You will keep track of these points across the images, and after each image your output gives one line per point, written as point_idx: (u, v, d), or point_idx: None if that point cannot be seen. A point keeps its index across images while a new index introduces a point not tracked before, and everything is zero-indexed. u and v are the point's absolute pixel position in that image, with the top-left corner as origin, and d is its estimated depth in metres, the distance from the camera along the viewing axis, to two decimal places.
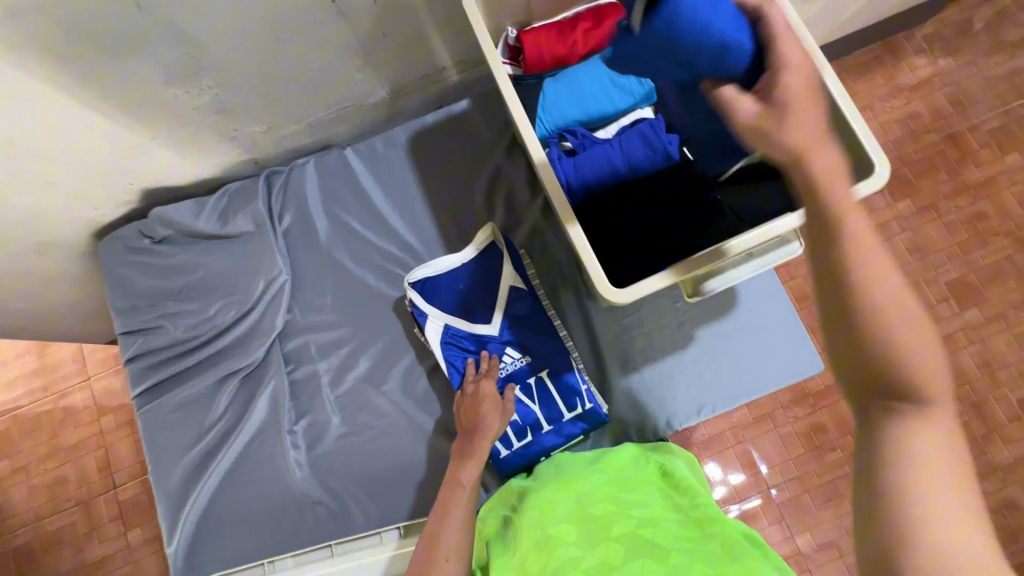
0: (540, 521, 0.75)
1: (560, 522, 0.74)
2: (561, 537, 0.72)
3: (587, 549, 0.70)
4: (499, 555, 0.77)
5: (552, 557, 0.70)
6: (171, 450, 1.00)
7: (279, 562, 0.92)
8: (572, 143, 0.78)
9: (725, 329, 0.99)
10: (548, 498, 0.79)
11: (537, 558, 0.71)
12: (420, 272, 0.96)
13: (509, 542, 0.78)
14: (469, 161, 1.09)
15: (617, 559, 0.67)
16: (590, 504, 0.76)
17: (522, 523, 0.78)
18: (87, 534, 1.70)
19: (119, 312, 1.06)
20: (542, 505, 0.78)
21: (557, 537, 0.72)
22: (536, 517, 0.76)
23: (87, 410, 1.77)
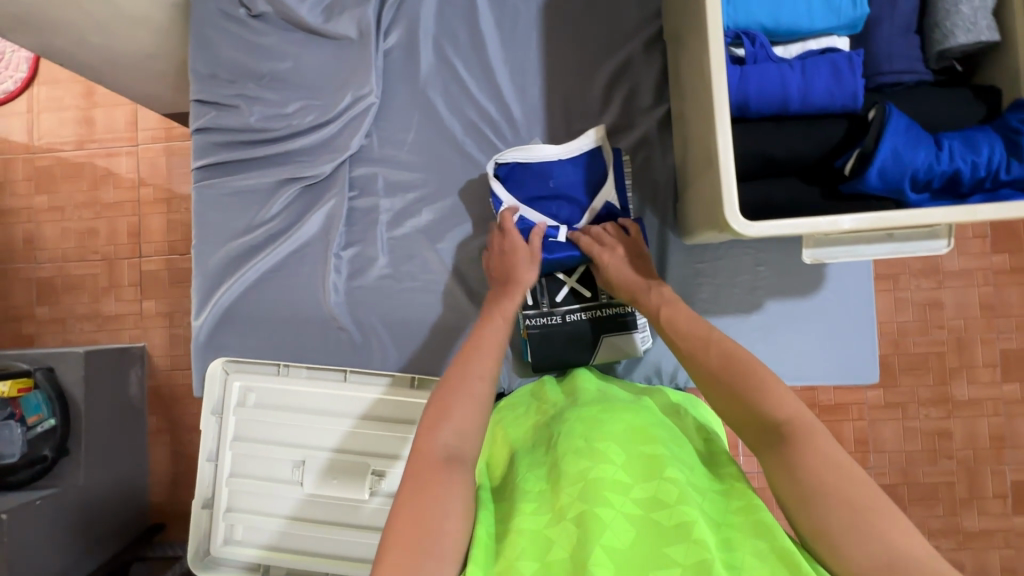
0: (582, 431, 0.73)
1: (605, 437, 0.70)
2: (606, 453, 0.68)
3: (635, 480, 0.65)
4: (529, 458, 0.75)
5: (592, 467, 0.66)
6: (218, 232, 0.99)
7: (294, 369, 0.95)
8: (745, 50, 0.67)
9: (795, 309, 0.94)
10: (591, 414, 0.76)
11: (574, 461, 0.68)
12: (510, 156, 0.91)
13: (541, 447, 0.76)
14: (601, 43, 0.98)
15: (671, 498, 0.62)
16: (640, 431, 0.71)
17: (560, 428, 0.76)
18: (106, 290, 1.77)
19: (197, 76, 1.00)
20: (586, 418, 0.75)
21: (601, 452, 0.68)
22: (577, 427, 0.74)
23: (129, 176, 1.77)
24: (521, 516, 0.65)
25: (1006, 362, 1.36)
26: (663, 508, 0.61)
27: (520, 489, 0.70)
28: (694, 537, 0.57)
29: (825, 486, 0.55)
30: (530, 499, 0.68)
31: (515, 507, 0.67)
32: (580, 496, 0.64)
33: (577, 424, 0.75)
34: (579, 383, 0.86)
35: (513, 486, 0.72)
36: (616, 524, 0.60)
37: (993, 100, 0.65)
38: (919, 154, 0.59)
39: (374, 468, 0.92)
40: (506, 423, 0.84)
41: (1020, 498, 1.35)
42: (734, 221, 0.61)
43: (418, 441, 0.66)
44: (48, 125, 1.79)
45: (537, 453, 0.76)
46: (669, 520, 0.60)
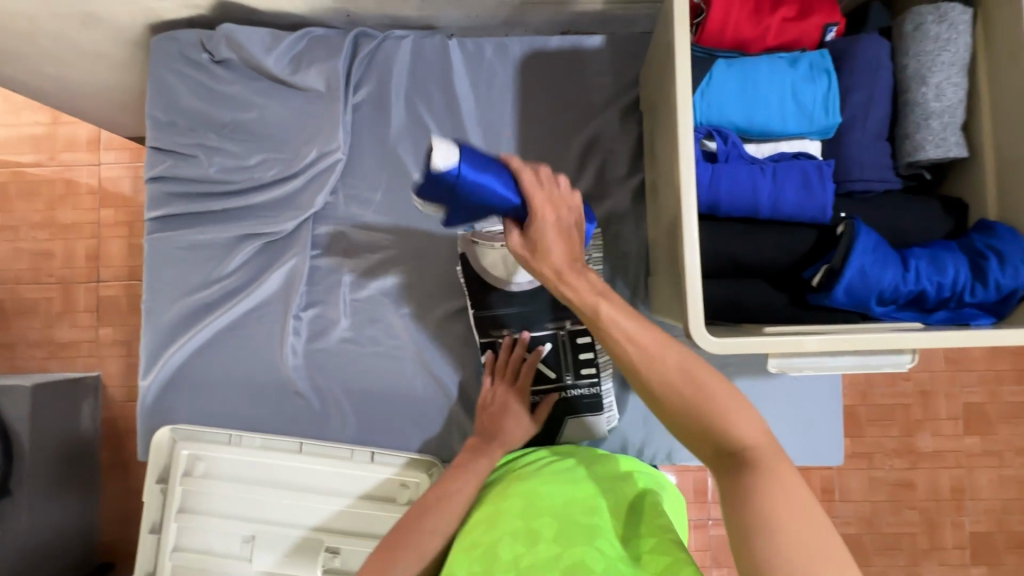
0: (522, 509, 0.67)
1: (542, 513, 0.65)
2: (539, 530, 0.62)
3: (562, 549, 0.59)
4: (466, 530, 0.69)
5: (525, 551, 0.60)
6: (171, 287, 0.95)
7: (246, 438, 0.91)
8: (716, 146, 0.66)
9: (765, 388, 0.92)
10: (535, 488, 0.71)
11: (508, 544, 0.62)
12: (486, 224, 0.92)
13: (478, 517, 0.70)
14: (578, 108, 0.96)
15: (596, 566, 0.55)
16: (578, 505, 0.66)
17: (502, 505, 0.70)
18: (60, 315, 1.69)
19: (155, 123, 0.95)
20: (528, 492, 0.70)
21: (534, 529, 0.63)
22: (519, 502, 0.68)
23: (89, 196, 1.69)
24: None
25: (968, 417, 1.38)
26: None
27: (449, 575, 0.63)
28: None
29: (804, 552, 0.44)
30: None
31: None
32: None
33: (518, 500, 0.69)
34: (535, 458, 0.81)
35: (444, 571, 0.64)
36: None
37: (959, 214, 0.65)
38: (887, 273, 0.59)
39: (328, 545, 0.88)
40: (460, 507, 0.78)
41: (977, 549, 1.36)
42: (699, 336, 0.59)
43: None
44: (4, 141, 1.70)
45: (475, 528, 0.69)
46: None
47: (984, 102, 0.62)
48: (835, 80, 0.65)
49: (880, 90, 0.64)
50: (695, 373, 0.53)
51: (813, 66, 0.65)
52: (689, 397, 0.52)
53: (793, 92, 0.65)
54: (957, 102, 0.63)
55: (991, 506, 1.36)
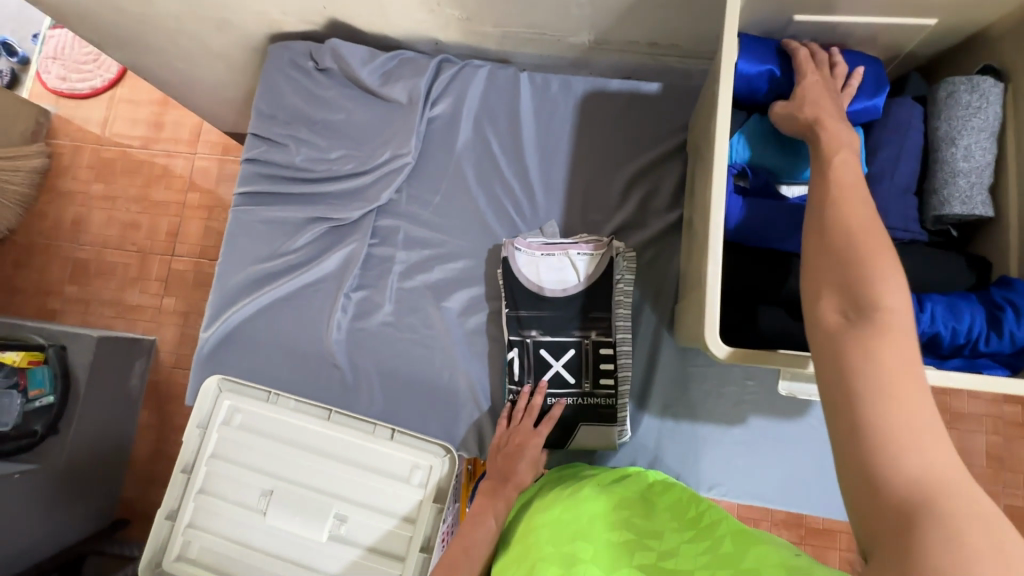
0: (550, 539, 0.68)
1: (573, 539, 0.66)
2: (576, 555, 0.63)
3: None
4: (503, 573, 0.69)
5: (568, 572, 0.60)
6: (244, 254, 1.06)
7: (283, 399, 0.98)
8: (749, 182, 0.74)
9: (780, 429, 0.93)
10: (557, 517, 0.72)
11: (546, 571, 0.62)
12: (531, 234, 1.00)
13: (512, 558, 0.70)
14: (628, 144, 1.05)
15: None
16: (606, 528, 0.68)
17: (529, 542, 0.71)
18: (134, 280, 1.86)
19: (259, 114, 1.10)
20: (552, 522, 0.71)
21: (571, 554, 0.63)
22: (546, 534, 0.70)
23: (181, 179, 1.90)
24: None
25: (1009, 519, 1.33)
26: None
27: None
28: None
29: (907, 439, 0.39)
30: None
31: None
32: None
33: (545, 531, 0.71)
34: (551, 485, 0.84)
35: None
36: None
37: (982, 270, 0.68)
38: None
39: (337, 511, 0.93)
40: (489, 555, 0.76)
41: None
42: (715, 345, 0.64)
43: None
44: (120, 124, 1.94)
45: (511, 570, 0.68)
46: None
47: (1011, 167, 0.67)
48: (862, 136, 0.72)
49: (911, 148, 0.70)
50: (880, 238, 0.47)
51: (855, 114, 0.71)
52: (860, 247, 0.46)
53: None
54: (985, 164, 0.67)
55: None
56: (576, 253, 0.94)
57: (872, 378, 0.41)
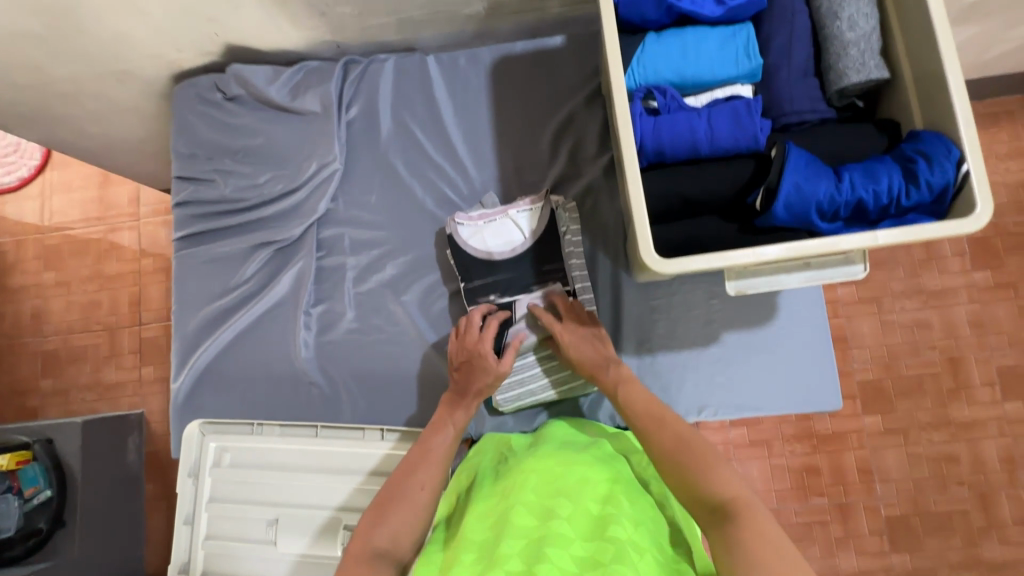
0: (537, 485, 0.72)
1: (559, 494, 0.70)
2: (555, 509, 0.67)
3: (579, 537, 0.64)
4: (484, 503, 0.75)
5: (540, 524, 0.66)
6: (196, 296, 1.05)
7: (266, 427, 0.98)
8: (658, 102, 0.73)
9: (754, 339, 0.95)
10: (550, 467, 0.75)
11: (524, 515, 0.67)
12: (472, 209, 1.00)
13: (495, 496, 0.75)
14: (546, 100, 1.05)
15: (609, 558, 0.61)
16: (594, 492, 0.71)
17: (517, 478, 0.75)
18: (107, 358, 1.83)
19: (179, 157, 1.08)
20: (544, 470, 0.74)
21: (550, 508, 0.68)
22: (535, 480, 0.73)
23: (131, 249, 1.87)
24: (458, 568, 0.63)
25: (1005, 382, 1.34)
26: (599, 568, 0.60)
27: (465, 538, 0.68)
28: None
29: None
30: (472, 548, 0.67)
31: (455, 556, 0.66)
32: (521, 553, 0.62)
33: (535, 475, 0.74)
34: (546, 434, 0.86)
35: (460, 535, 0.70)
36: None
37: (892, 130, 0.69)
38: (820, 186, 0.63)
39: (346, 523, 0.92)
40: (474, 474, 0.83)
41: None
42: (650, 260, 0.64)
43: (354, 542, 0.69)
44: (56, 208, 1.90)
45: (491, 498, 0.75)
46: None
47: (894, 26, 0.69)
48: (753, 29, 0.73)
49: (799, 31, 0.71)
50: None
51: (742, 6, 0.72)
52: None
53: (721, 42, 0.72)
54: (870, 30, 0.69)
55: None
56: (517, 213, 0.95)
57: None
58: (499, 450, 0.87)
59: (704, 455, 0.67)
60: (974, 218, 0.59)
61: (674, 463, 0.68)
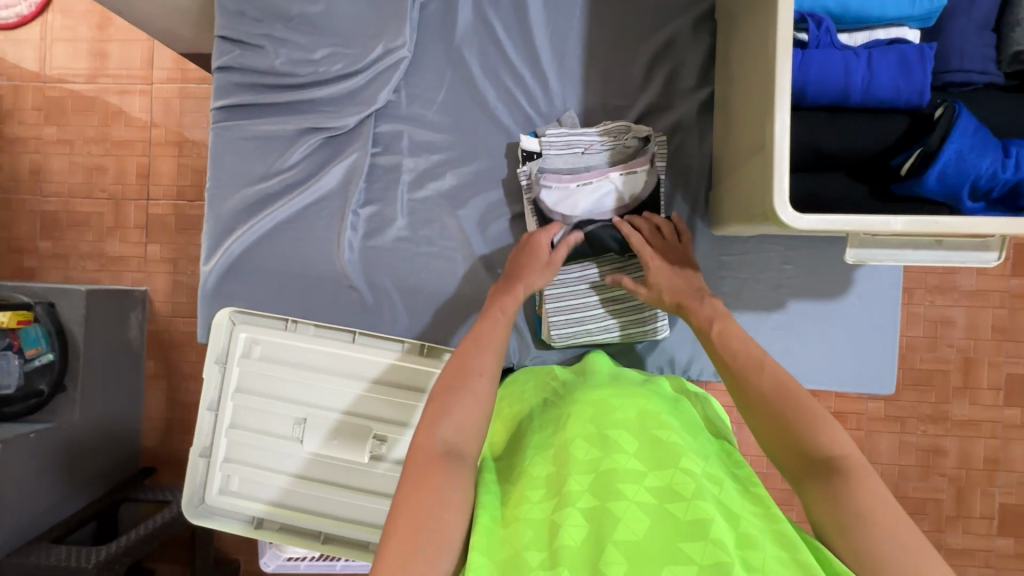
0: (593, 416, 0.68)
1: (617, 425, 0.65)
2: (618, 441, 0.63)
3: (649, 468, 0.60)
4: (540, 438, 0.71)
5: (605, 456, 0.61)
6: (234, 176, 0.96)
7: (302, 325, 0.93)
8: (809, 34, 0.63)
9: (819, 312, 0.91)
10: (605, 398, 0.71)
11: (585, 448, 0.63)
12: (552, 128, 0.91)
13: (550, 429, 0.71)
14: (649, 15, 0.93)
15: (688, 491, 0.56)
16: (655, 419, 0.66)
17: (570, 411, 0.71)
18: (110, 230, 1.70)
19: (223, 12, 0.95)
20: (599, 401, 0.70)
21: (614, 440, 0.63)
22: (591, 411, 0.69)
23: (141, 115, 1.68)
24: (528, 507, 0.60)
25: (1010, 387, 1.37)
26: (679, 500, 0.56)
27: (528, 477, 0.65)
28: (712, 535, 0.52)
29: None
30: (538, 484, 0.63)
31: (522, 493, 0.63)
32: (591, 487, 0.59)
33: (589, 407, 0.70)
34: (591, 369, 0.83)
35: (524, 473, 0.67)
36: (631, 517, 0.55)
37: None
38: (988, 156, 0.57)
39: (376, 432, 0.91)
40: (525, 408, 0.80)
41: (1007, 520, 1.37)
42: (782, 212, 0.58)
43: (417, 435, 0.63)
44: (59, 54, 1.69)
45: (545, 432, 0.71)
46: (686, 513, 0.54)
47: None
48: None
49: None
50: None
51: None
52: None
53: None
54: None
55: None
56: (602, 149, 0.89)
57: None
58: (547, 385, 0.84)
59: (813, 414, 0.61)
60: None
61: (776, 418, 0.63)
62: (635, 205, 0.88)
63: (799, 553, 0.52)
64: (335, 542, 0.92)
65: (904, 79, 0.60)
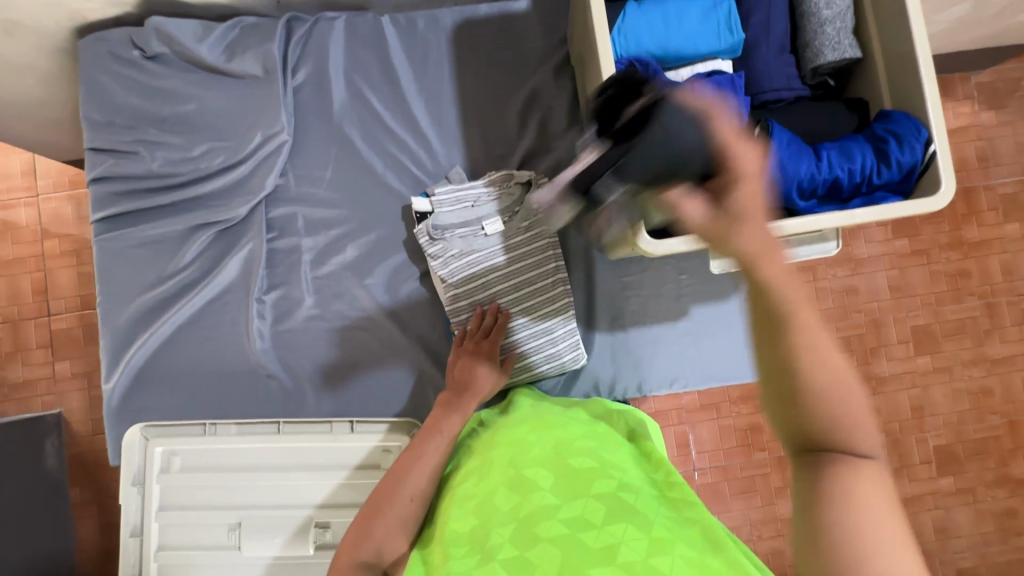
0: (510, 458, 0.69)
1: (534, 462, 0.67)
2: (534, 480, 0.65)
3: (563, 500, 0.61)
4: (465, 488, 0.70)
5: (522, 500, 0.62)
6: (126, 285, 0.93)
7: (221, 426, 0.90)
8: (640, 74, 0.69)
9: (720, 312, 0.98)
10: (521, 436, 0.73)
11: (506, 497, 0.64)
12: (442, 186, 0.95)
13: (472, 476, 0.72)
14: (513, 69, 1.00)
15: (598, 518, 0.58)
16: (570, 450, 0.68)
17: (491, 456, 0.72)
18: (11, 355, 1.57)
19: (91, 125, 0.94)
20: (515, 441, 0.72)
21: (531, 480, 0.65)
22: (508, 453, 0.70)
23: (30, 228, 1.59)
24: (451, 566, 0.59)
25: (918, 339, 1.49)
26: (591, 529, 0.57)
27: (451, 532, 0.65)
28: (620, 558, 0.54)
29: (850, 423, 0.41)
30: (460, 541, 0.62)
31: (445, 552, 0.62)
32: (512, 537, 0.59)
33: (506, 449, 0.71)
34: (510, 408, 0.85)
35: (447, 529, 0.66)
36: (547, 559, 0.55)
37: (861, 111, 0.72)
38: (801, 164, 0.65)
39: (317, 521, 0.88)
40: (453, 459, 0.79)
41: (942, 461, 1.47)
42: (641, 241, 0.64)
43: (348, 547, 0.68)
44: None
45: (468, 482, 0.71)
46: (597, 541, 0.56)
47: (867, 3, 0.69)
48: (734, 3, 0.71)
49: (776, 7, 0.71)
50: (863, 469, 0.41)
51: None
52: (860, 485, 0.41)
53: (703, 15, 0.70)
54: (845, 8, 0.70)
55: (951, 420, 1.48)
56: (489, 198, 0.92)
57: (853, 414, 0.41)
58: (470, 427, 0.84)
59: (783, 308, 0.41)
60: (936, 201, 0.63)
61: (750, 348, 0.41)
62: (529, 247, 0.92)
63: (708, 552, 0.55)
64: None
65: None
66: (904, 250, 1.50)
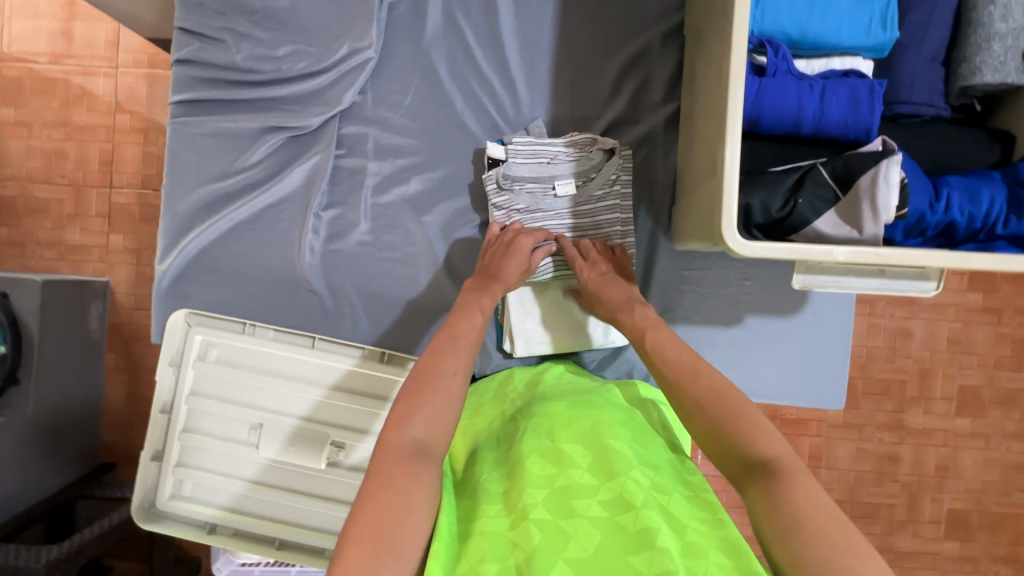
0: (550, 431, 0.71)
1: (572, 438, 0.69)
2: (572, 457, 0.67)
3: (602, 480, 0.63)
4: (497, 451, 0.73)
5: (558, 473, 0.65)
6: (192, 174, 0.94)
7: (260, 329, 0.92)
8: (766, 60, 0.64)
9: (775, 328, 0.93)
10: (561, 413, 0.75)
11: (542, 465, 0.67)
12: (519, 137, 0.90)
13: (507, 442, 0.74)
14: (620, 26, 0.93)
15: (636, 500, 0.60)
16: (608, 432, 0.69)
17: (527, 425, 0.74)
18: (72, 218, 1.63)
19: (183, 3, 0.92)
20: (555, 416, 0.74)
21: (568, 455, 0.67)
22: (545, 426, 0.72)
23: (105, 99, 1.62)
24: (488, 521, 0.62)
25: (962, 398, 1.42)
26: (629, 511, 0.59)
27: (484, 487, 0.68)
28: (657, 545, 0.55)
29: (754, 436, 0.62)
30: (496, 500, 0.65)
31: (479, 507, 0.65)
32: (546, 503, 0.62)
33: (545, 422, 0.73)
34: (545, 381, 0.86)
35: (481, 486, 0.69)
36: (583, 532, 0.58)
37: (1003, 147, 0.64)
38: (918, 194, 0.59)
39: (333, 440, 0.91)
40: (483, 417, 0.82)
41: (953, 525, 1.43)
42: (729, 238, 0.59)
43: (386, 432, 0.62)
44: (18, 33, 1.61)
45: (502, 446, 0.74)
46: (634, 524, 0.58)
47: None
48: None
49: (942, 9, 0.63)
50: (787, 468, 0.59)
51: None
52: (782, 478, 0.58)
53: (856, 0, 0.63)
54: None
55: (974, 487, 1.42)
56: (565, 160, 0.89)
57: (757, 433, 0.63)
58: (507, 389, 0.86)
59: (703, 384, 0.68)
60: None
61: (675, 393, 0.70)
62: (596, 219, 0.89)
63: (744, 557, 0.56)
64: (289, 549, 0.92)
65: (852, 115, 0.62)
66: (974, 305, 1.41)
